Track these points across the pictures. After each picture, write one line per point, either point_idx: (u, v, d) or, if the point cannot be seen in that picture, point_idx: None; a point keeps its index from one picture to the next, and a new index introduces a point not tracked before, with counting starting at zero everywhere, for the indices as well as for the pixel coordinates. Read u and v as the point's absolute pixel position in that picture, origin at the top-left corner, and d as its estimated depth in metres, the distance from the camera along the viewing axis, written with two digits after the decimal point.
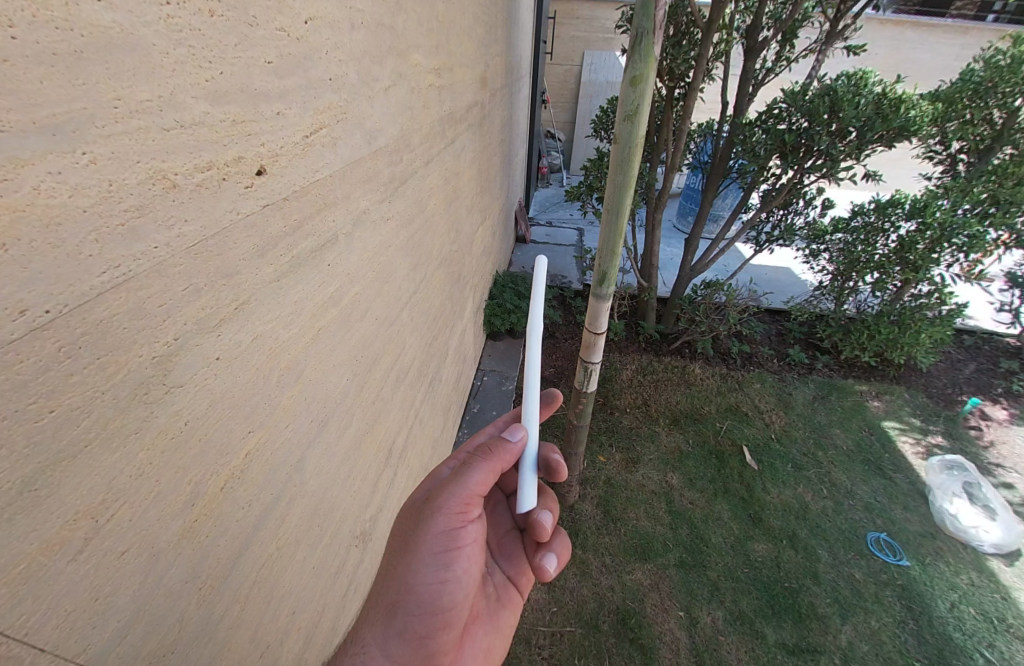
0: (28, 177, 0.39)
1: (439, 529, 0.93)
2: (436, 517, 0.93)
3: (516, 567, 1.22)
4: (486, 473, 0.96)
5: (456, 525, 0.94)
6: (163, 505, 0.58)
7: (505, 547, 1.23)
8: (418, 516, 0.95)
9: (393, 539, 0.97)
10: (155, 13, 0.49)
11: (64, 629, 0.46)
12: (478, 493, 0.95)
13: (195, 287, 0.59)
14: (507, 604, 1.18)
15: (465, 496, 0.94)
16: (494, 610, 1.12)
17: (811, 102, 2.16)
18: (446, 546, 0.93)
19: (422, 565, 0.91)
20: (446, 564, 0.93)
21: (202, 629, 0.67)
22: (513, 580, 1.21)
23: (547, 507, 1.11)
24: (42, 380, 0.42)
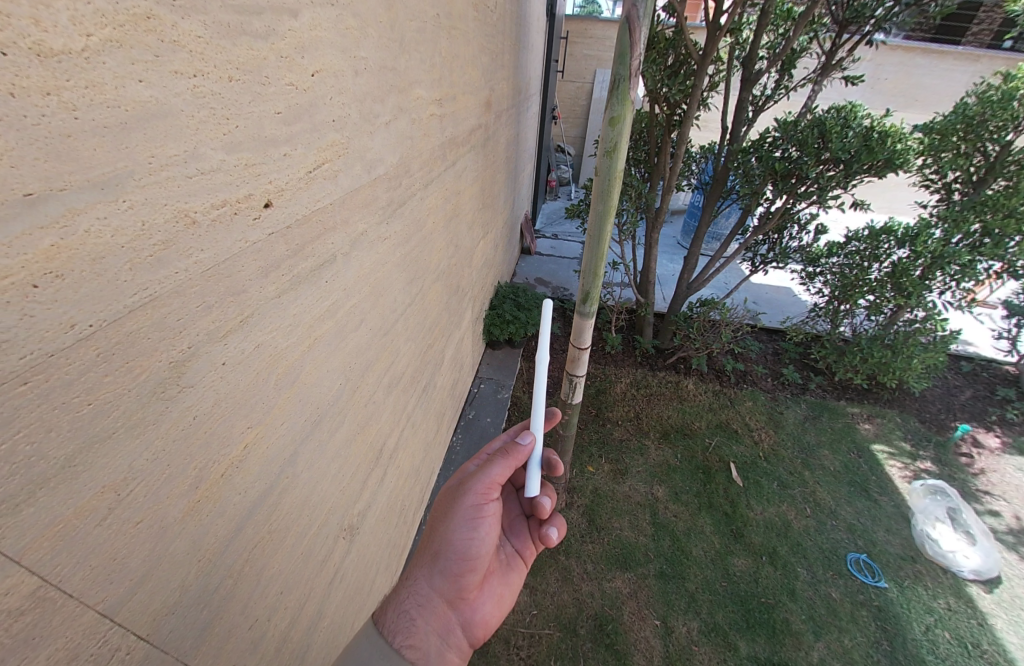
0: (80, 222, 0.51)
1: (469, 503, 1.11)
2: (467, 493, 1.12)
3: (523, 541, 1.35)
4: (506, 464, 1.13)
5: (483, 500, 1.12)
6: (172, 486, 0.69)
7: (516, 527, 1.37)
8: (452, 494, 1.15)
9: (433, 512, 1.17)
10: (184, 85, 0.61)
11: (87, 582, 0.57)
12: (500, 479, 1.12)
13: (207, 304, 0.70)
14: (521, 572, 1.33)
15: (491, 479, 1.12)
16: (511, 574, 1.27)
17: (801, 132, 2.26)
18: (474, 518, 1.11)
19: (455, 528, 1.11)
20: (473, 529, 1.11)
21: (200, 596, 0.78)
22: (522, 554, 1.34)
23: (547, 490, 1.22)
24: (84, 379, 0.53)
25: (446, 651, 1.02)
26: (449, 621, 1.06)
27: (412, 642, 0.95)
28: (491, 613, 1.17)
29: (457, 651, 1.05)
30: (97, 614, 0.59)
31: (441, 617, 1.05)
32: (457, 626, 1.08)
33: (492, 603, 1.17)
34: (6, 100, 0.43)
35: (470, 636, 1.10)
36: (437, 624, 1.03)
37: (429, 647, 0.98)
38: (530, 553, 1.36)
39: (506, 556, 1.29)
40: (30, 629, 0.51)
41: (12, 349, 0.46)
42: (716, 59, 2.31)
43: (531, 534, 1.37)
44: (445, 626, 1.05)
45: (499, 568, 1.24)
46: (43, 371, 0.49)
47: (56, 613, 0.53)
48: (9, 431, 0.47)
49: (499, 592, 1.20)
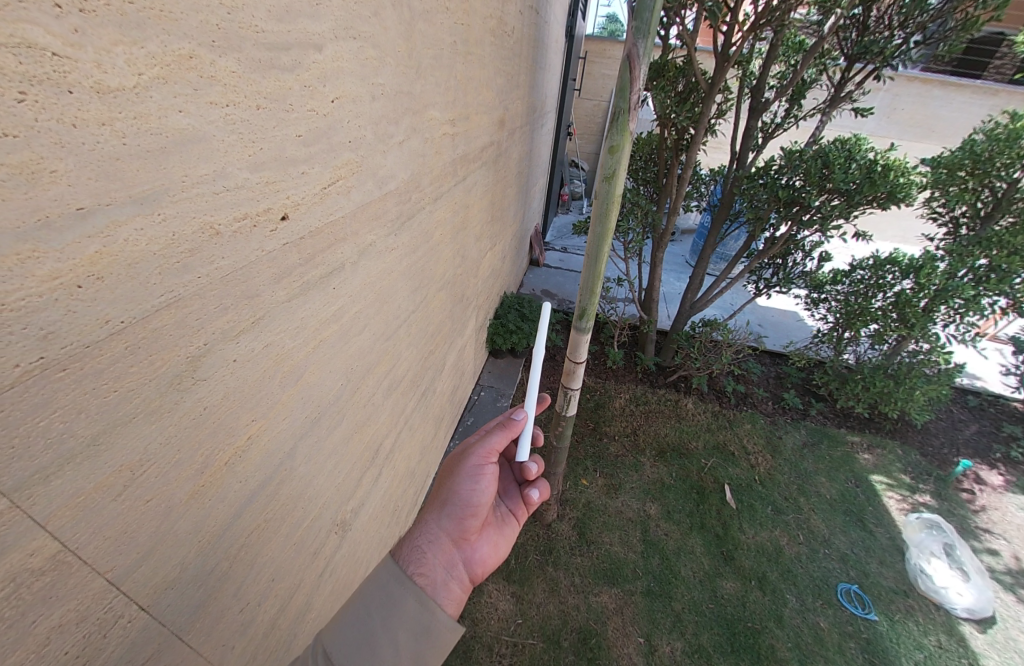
0: (121, 232, 0.59)
1: (472, 461, 1.33)
2: (471, 454, 1.34)
3: (514, 504, 1.54)
4: (504, 432, 1.38)
5: (484, 460, 1.34)
6: (180, 469, 0.76)
7: (508, 492, 1.57)
8: (458, 456, 1.36)
9: (441, 473, 1.37)
10: (217, 114, 0.69)
11: (100, 550, 0.64)
12: (500, 444, 1.35)
13: (224, 306, 0.78)
14: (513, 530, 1.49)
15: (491, 443, 1.36)
16: (505, 529, 1.43)
17: (806, 162, 2.31)
18: (477, 473, 1.31)
19: (460, 481, 1.31)
20: (476, 483, 1.31)
21: (198, 573, 0.84)
22: (514, 514, 1.51)
23: (536, 458, 1.49)
24: (113, 368, 0.61)
25: (449, 584, 1.14)
26: (453, 558, 1.19)
27: (422, 571, 1.08)
28: (489, 557, 1.31)
29: (459, 585, 1.17)
30: (106, 582, 0.65)
31: (447, 555, 1.18)
32: (460, 564, 1.20)
33: (489, 549, 1.32)
34: (69, 130, 0.51)
35: (471, 574, 1.23)
36: (444, 559, 1.16)
37: (437, 577, 1.11)
38: (521, 514, 1.53)
39: (500, 514, 1.46)
40: (48, 587, 0.57)
41: (56, 340, 0.54)
42: (723, 88, 2.39)
43: (522, 498, 1.57)
44: (449, 562, 1.17)
45: (494, 522, 1.41)
46: (79, 359, 0.57)
47: (71, 576, 0.60)
48: (48, 411, 0.54)
49: (495, 541, 1.35)
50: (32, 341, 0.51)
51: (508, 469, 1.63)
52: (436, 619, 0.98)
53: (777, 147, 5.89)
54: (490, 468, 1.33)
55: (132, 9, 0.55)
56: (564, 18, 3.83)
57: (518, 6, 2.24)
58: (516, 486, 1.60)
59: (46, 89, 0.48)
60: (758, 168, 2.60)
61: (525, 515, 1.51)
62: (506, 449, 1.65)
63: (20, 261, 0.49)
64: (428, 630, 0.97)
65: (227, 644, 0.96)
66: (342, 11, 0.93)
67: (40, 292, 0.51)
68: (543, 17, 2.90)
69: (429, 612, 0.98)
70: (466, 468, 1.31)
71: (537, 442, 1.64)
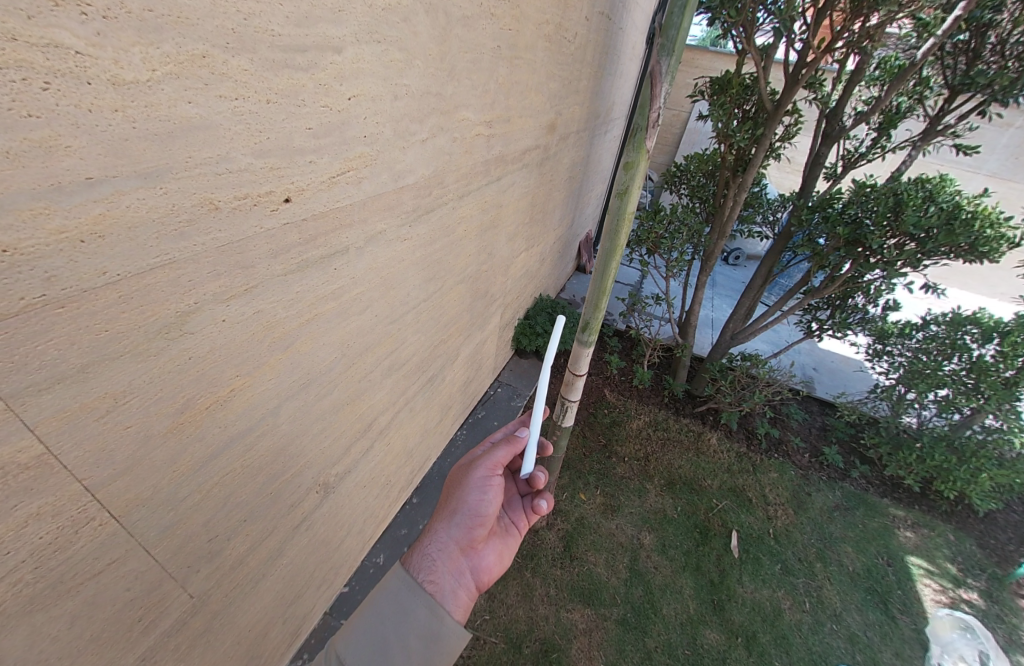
0: (124, 200, 0.70)
1: (479, 473, 1.38)
2: (477, 467, 1.39)
3: (517, 513, 1.58)
4: (508, 447, 1.46)
5: (491, 472, 1.39)
6: (161, 405, 0.88)
7: (512, 503, 1.60)
8: (466, 468, 1.42)
9: (450, 481, 1.44)
10: (226, 106, 0.79)
11: (79, 459, 0.77)
12: (504, 459, 1.42)
13: (217, 272, 0.89)
14: (516, 539, 1.55)
15: (495, 457, 1.43)
16: (510, 538, 1.50)
17: (877, 199, 2.10)
18: (484, 485, 1.36)
19: (468, 492, 1.36)
20: (484, 493, 1.36)
21: (170, 498, 0.98)
22: (517, 524, 1.56)
23: (545, 468, 1.48)
24: (105, 311, 0.73)
25: (457, 590, 1.26)
26: (461, 566, 1.30)
27: (432, 578, 1.21)
28: (494, 566, 1.40)
29: (466, 591, 1.30)
30: (81, 487, 0.79)
31: (455, 563, 1.29)
32: (467, 571, 1.31)
33: (493, 557, 1.41)
34: (84, 114, 0.62)
35: (477, 581, 1.34)
36: (451, 568, 1.27)
37: (445, 585, 1.23)
38: (526, 523, 1.59)
39: (504, 523, 1.52)
40: (31, 480, 0.72)
41: (57, 282, 0.66)
42: (792, 111, 2.23)
43: (525, 508, 1.60)
44: (457, 571, 1.28)
45: (499, 530, 1.48)
46: (76, 300, 0.69)
47: (51, 475, 0.74)
48: (45, 338, 0.67)
49: (500, 550, 1.44)
50: (37, 281, 0.64)
51: (513, 479, 1.66)
52: (444, 626, 1.11)
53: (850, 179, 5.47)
54: (498, 479, 1.39)
55: (151, 16, 0.66)
56: (645, 25, 3.75)
57: (584, 13, 2.23)
58: (520, 498, 1.63)
59: (66, 80, 0.59)
60: (821, 200, 2.41)
61: (528, 526, 1.56)
62: (512, 459, 1.68)
63: (34, 216, 0.61)
64: (436, 636, 1.10)
65: (191, 566, 1.10)
66: (366, 16, 1.01)
67: (49, 242, 0.63)
68: (617, 22, 2.85)
69: (437, 619, 1.11)
70: (473, 479, 1.36)
71: (544, 452, 1.65)
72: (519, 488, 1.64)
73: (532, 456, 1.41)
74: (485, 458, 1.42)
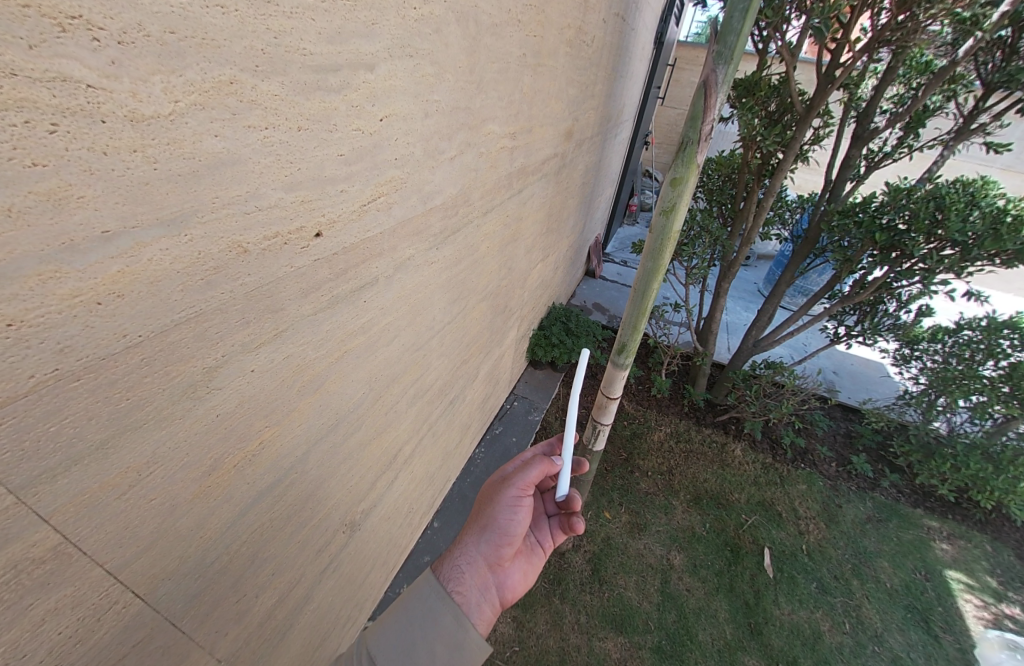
0: (145, 253, 0.61)
1: (511, 492, 1.24)
2: (509, 484, 1.25)
3: (544, 533, 1.40)
4: (542, 466, 1.29)
5: (523, 492, 1.25)
6: (187, 472, 0.79)
7: (540, 521, 1.43)
8: (498, 484, 1.28)
9: (481, 496, 1.31)
10: (254, 136, 0.70)
11: (100, 542, 0.68)
12: (537, 479, 1.27)
13: (246, 319, 0.80)
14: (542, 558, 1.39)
15: (528, 476, 1.27)
16: (536, 557, 1.34)
17: (915, 203, 2.02)
18: (515, 505, 1.23)
19: (499, 509, 1.23)
20: (515, 513, 1.23)
21: (197, 566, 0.89)
22: (544, 544, 1.39)
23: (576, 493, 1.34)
24: (127, 377, 0.64)
25: (482, 605, 1.11)
26: (488, 582, 1.15)
27: (460, 589, 1.08)
28: (519, 584, 1.25)
29: (490, 606, 1.15)
30: (102, 571, 0.70)
31: (482, 578, 1.15)
32: (493, 587, 1.17)
33: (519, 576, 1.25)
34: (99, 158, 0.53)
35: (502, 599, 1.19)
36: (479, 582, 1.13)
37: (472, 598, 1.09)
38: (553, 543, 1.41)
39: (531, 541, 1.36)
40: (48, 574, 0.63)
41: (72, 353, 0.57)
42: (822, 114, 2.13)
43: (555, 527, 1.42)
44: (484, 585, 1.14)
45: (525, 548, 1.33)
46: (93, 370, 0.60)
47: (70, 565, 0.65)
48: (59, 417, 0.58)
49: (526, 568, 1.28)
50: (48, 354, 0.54)
51: (542, 495, 1.50)
52: (469, 636, 0.99)
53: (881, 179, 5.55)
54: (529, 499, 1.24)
55: (173, 39, 0.56)
56: (655, 23, 3.65)
57: (602, 15, 2.13)
58: (548, 517, 1.45)
59: (78, 120, 0.50)
60: (852, 204, 2.34)
61: (556, 545, 1.38)
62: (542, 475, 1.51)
63: (43, 281, 0.51)
64: (460, 647, 0.97)
65: (218, 631, 1.01)
66: (399, 29, 0.91)
67: (61, 309, 0.54)
68: (631, 23, 2.75)
69: (463, 628, 0.99)
70: (504, 498, 1.22)
71: (579, 471, 1.47)
72: (548, 506, 1.48)
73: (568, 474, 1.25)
74: (517, 475, 1.28)
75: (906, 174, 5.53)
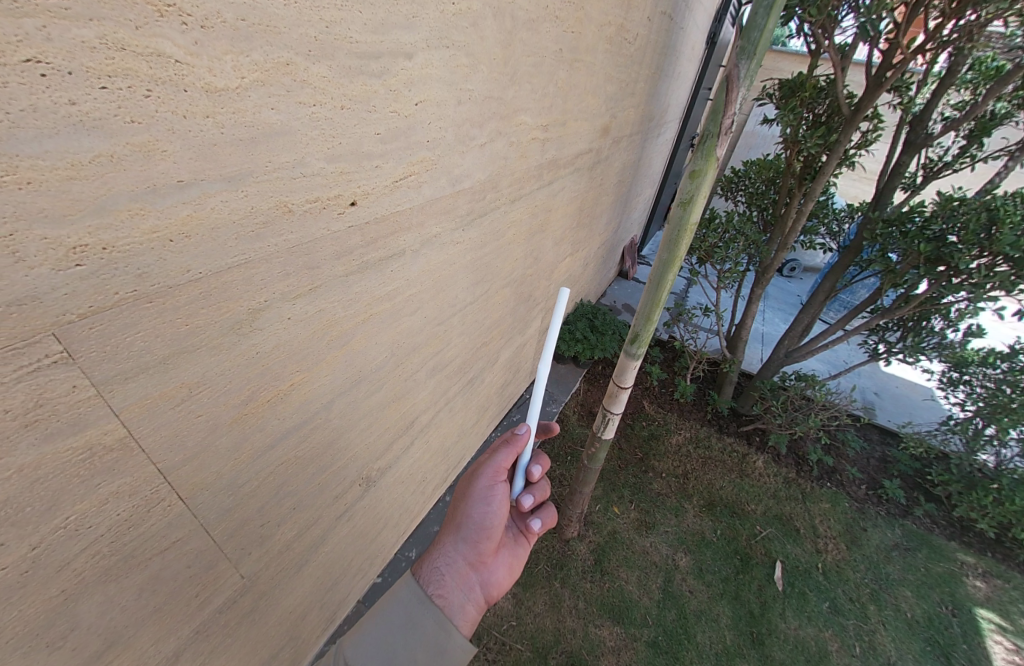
0: (210, 202, 0.74)
1: (482, 483, 1.26)
2: (479, 476, 1.27)
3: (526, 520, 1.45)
4: (510, 449, 1.29)
5: (494, 480, 1.26)
6: (228, 397, 0.93)
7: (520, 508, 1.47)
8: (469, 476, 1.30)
9: (455, 493, 1.33)
10: (303, 112, 0.82)
11: (156, 444, 0.83)
12: (507, 464, 1.27)
13: (286, 272, 0.93)
14: (527, 547, 1.43)
15: (498, 461, 1.28)
16: (520, 548, 1.38)
17: (967, 214, 1.93)
18: (488, 496, 1.25)
19: (473, 504, 1.25)
20: (488, 505, 1.25)
21: (229, 484, 1.02)
22: (527, 532, 1.43)
23: (540, 487, 1.37)
24: (188, 306, 0.78)
25: (465, 605, 1.17)
26: (471, 581, 1.20)
27: (441, 592, 1.13)
28: (505, 579, 1.29)
29: (475, 605, 1.20)
30: (155, 469, 0.84)
31: (464, 578, 1.20)
32: (477, 586, 1.21)
33: (504, 571, 1.29)
34: (180, 120, 0.65)
35: (486, 596, 1.23)
36: (460, 582, 1.18)
37: (454, 600, 1.14)
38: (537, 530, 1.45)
39: (513, 533, 1.40)
40: (115, 460, 0.77)
41: (148, 278, 0.70)
42: (871, 117, 2.06)
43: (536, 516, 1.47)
44: (466, 584, 1.19)
45: (508, 541, 1.36)
46: (163, 296, 0.73)
47: (131, 457, 0.79)
48: (134, 331, 0.71)
49: (510, 561, 1.32)
50: (130, 277, 0.68)
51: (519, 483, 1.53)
52: (451, 640, 1.06)
53: (938, 188, 5.26)
54: (502, 488, 1.26)
55: (243, 25, 0.68)
56: (707, 24, 3.61)
57: (647, 13, 2.16)
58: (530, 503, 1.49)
59: (166, 88, 0.63)
60: (898, 213, 2.25)
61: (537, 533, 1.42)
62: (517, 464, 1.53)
63: (131, 216, 0.65)
64: (442, 650, 1.05)
65: (244, 548, 1.16)
66: (437, 22, 1.01)
67: (142, 242, 0.67)
68: (680, 22, 2.75)
69: (445, 633, 1.06)
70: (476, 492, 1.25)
71: (549, 433, 1.43)
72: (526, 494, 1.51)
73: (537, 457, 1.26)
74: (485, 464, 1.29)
75: (970, 186, 5.21)
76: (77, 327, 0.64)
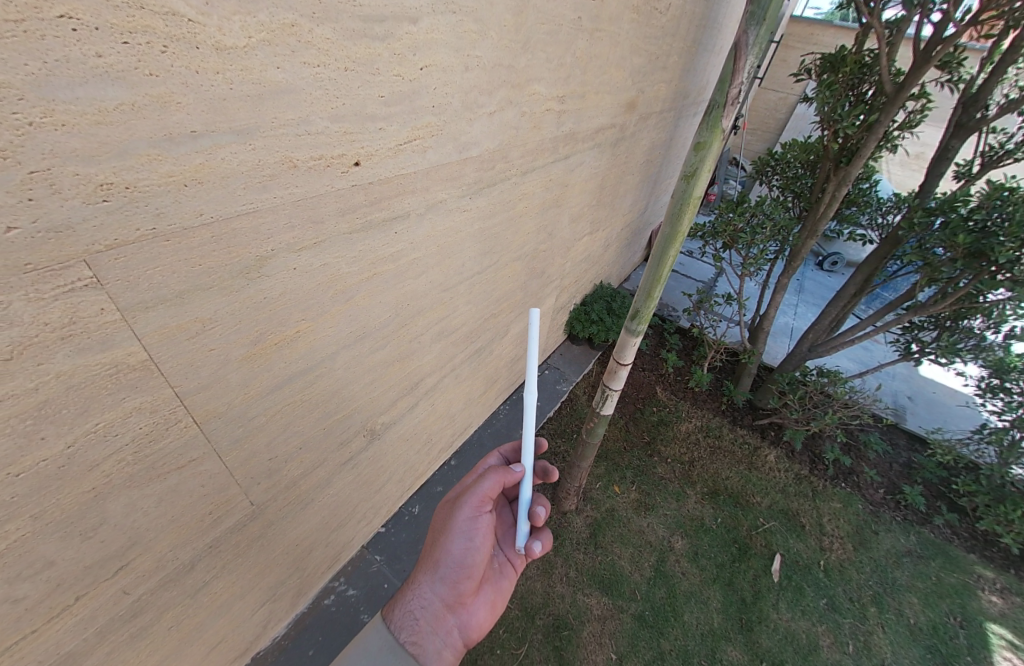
0: (220, 153, 0.82)
1: (464, 515, 1.24)
2: (461, 507, 1.25)
3: (513, 550, 1.43)
4: (496, 479, 1.27)
5: (476, 511, 1.24)
6: (237, 336, 1.03)
7: (509, 538, 1.44)
8: (451, 507, 1.28)
9: (436, 525, 1.31)
10: (307, 71, 0.88)
11: (173, 369, 0.94)
12: (491, 493, 1.25)
13: (291, 224, 1.01)
14: (513, 578, 1.41)
15: (482, 491, 1.25)
16: (503, 582, 1.37)
17: (1012, 205, 1.79)
18: (470, 530, 1.24)
19: (453, 540, 1.24)
20: (469, 541, 1.24)
21: (238, 417, 1.14)
22: (513, 562, 1.41)
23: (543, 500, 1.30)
24: (201, 247, 0.87)
25: (443, 650, 1.18)
26: (448, 625, 1.21)
27: (415, 639, 1.15)
28: (486, 618, 1.29)
29: (453, 649, 1.21)
30: (172, 392, 0.96)
31: (441, 620, 1.21)
32: (455, 629, 1.22)
33: (485, 610, 1.29)
34: (193, 75, 0.73)
35: (466, 638, 1.24)
36: (437, 626, 1.19)
37: (429, 646, 1.16)
38: (523, 560, 1.43)
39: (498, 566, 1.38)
40: (138, 379, 0.89)
41: (165, 218, 0.79)
42: (919, 96, 1.93)
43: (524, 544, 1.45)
44: (443, 627, 1.20)
45: (492, 576, 1.35)
46: (178, 237, 0.82)
47: (151, 379, 0.91)
48: (153, 265, 0.81)
49: (492, 598, 1.31)
50: (149, 215, 0.77)
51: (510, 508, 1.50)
52: None
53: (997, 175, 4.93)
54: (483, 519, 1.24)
55: None
56: None
57: None
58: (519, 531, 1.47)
59: (180, 44, 0.70)
60: (940, 203, 2.12)
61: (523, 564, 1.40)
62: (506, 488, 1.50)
63: (149, 160, 0.73)
64: None
65: (253, 478, 1.28)
66: None
67: (160, 184, 0.76)
68: None
69: None
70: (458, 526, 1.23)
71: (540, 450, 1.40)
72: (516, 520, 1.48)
73: (524, 490, 1.23)
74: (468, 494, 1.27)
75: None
76: (104, 256, 0.74)
